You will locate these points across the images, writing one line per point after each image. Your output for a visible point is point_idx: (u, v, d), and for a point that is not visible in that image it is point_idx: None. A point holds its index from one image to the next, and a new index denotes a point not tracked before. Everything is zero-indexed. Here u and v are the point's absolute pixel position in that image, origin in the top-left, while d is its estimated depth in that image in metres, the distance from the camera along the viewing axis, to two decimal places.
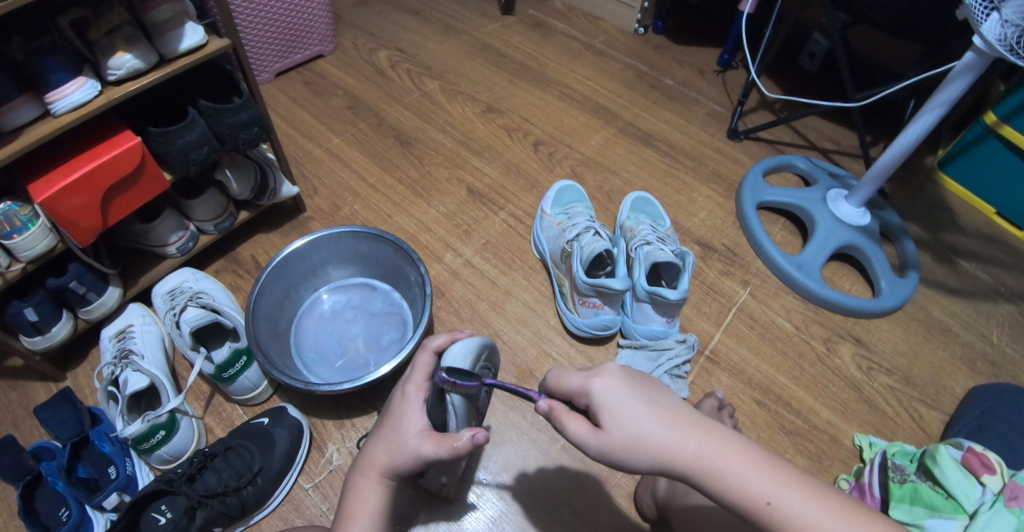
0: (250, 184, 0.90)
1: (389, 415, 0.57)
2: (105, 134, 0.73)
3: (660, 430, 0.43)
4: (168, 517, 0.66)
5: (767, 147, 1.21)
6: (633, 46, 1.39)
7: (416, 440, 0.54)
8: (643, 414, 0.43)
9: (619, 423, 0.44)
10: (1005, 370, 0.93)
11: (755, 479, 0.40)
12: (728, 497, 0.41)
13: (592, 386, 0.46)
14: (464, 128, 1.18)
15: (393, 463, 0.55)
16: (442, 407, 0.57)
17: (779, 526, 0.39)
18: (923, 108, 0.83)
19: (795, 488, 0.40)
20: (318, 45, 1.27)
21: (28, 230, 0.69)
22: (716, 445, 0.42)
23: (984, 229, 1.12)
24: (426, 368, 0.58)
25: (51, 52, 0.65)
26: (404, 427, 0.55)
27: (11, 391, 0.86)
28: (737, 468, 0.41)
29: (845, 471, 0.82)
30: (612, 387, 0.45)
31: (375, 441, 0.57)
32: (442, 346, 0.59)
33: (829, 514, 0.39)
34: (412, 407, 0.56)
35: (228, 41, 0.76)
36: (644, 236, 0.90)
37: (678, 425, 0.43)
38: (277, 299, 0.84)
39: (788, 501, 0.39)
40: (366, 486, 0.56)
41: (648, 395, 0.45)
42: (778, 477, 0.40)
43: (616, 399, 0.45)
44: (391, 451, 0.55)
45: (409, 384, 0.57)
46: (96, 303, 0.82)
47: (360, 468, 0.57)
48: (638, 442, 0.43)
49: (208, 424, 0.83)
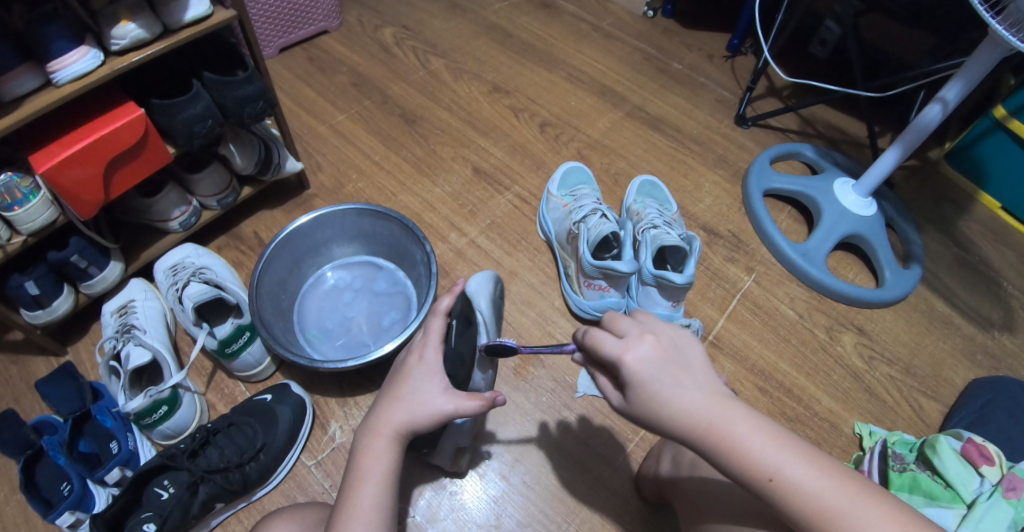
0: (255, 159, 0.88)
1: (405, 375, 0.56)
2: (109, 106, 0.71)
3: (683, 408, 0.44)
4: (171, 492, 0.67)
5: (775, 134, 1.20)
6: (641, 29, 1.37)
7: (440, 399, 0.54)
8: (669, 395, 0.45)
9: (644, 397, 0.45)
10: (1004, 363, 0.94)
11: (763, 456, 0.42)
12: (734, 470, 0.43)
13: (624, 360, 0.46)
14: (470, 107, 1.16)
15: (413, 421, 0.54)
16: (470, 333, 0.61)
17: (782, 498, 0.42)
18: (963, 64, 0.78)
19: (801, 464, 0.42)
20: (323, 20, 1.25)
21: (29, 202, 0.68)
22: (732, 422, 0.44)
23: (989, 222, 1.12)
24: (439, 331, 0.58)
25: (53, 20, 0.63)
26: (428, 385, 0.55)
27: (12, 366, 0.86)
28: (745, 446, 0.43)
29: (845, 459, 0.82)
30: (644, 360, 0.46)
31: (388, 400, 0.56)
32: (451, 307, 0.60)
33: (832, 489, 0.41)
34: (432, 369, 0.56)
35: (234, 12, 0.75)
36: (651, 220, 0.89)
37: (699, 403, 0.44)
38: (281, 276, 0.83)
39: (792, 477, 0.42)
40: (379, 446, 0.54)
41: (675, 373, 0.46)
42: (786, 454, 0.43)
43: (647, 375, 0.46)
44: (412, 409, 0.54)
45: (426, 347, 0.57)
46: (98, 278, 0.81)
47: (370, 427, 0.55)
48: (658, 418, 0.45)
49: (210, 400, 0.83)
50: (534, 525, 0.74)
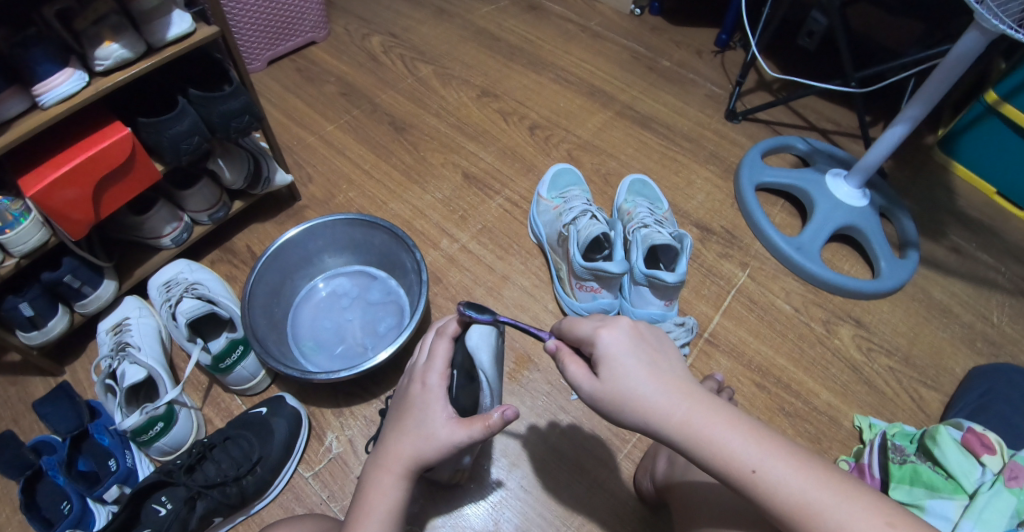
0: (244, 173, 0.89)
1: (410, 407, 0.56)
2: (96, 126, 0.72)
3: (656, 392, 0.46)
4: (168, 508, 0.67)
5: (765, 128, 1.20)
6: (629, 28, 1.37)
7: (445, 429, 0.53)
8: (641, 374, 0.47)
9: (615, 377, 0.47)
10: (1005, 349, 0.93)
11: (741, 449, 0.43)
12: (714, 464, 0.44)
13: (598, 336, 0.49)
14: (459, 113, 1.16)
15: (421, 455, 0.54)
16: (473, 388, 0.58)
17: (760, 492, 0.43)
18: (920, 86, 0.82)
19: (780, 460, 0.43)
20: (310, 31, 1.25)
21: (20, 224, 0.68)
22: (707, 412, 0.45)
23: (985, 209, 1.11)
24: (445, 355, 0.58)
25: (37, 44, 0.63)
26: (432, 417, 0.54)
27: (10, 387, 0.86)
28: (722, 437, 0.44)
29: (845, 452, 0.82)
30: (616, 341, 0.48)
31: (397, 434, 0.55)
32: (459, 331, 0.59)
33: (814, 485, 0.42)
34: (436, 397, 0.55)
35: (217, 28, 0.75)
36: (642, 219, 0.88)
37: (672, 391, 0.46)
38: (273, 288, 0.83)
39: (773, 472, 0.42)
40: (388, 482, 0.55)
41: (649, 356, 0.48)
42: (765, 449, 0.43)
43: (619, 353, 0.48)
44: (418, 444, 0.53)
45: (430, 373, 0.57)
46: (92, 297, 0.81)
47: (380, 461, 0.56)
48: (630, 400, 0.46)
49: (207, 415, 0.83)
50: (534, 530, 0.74)
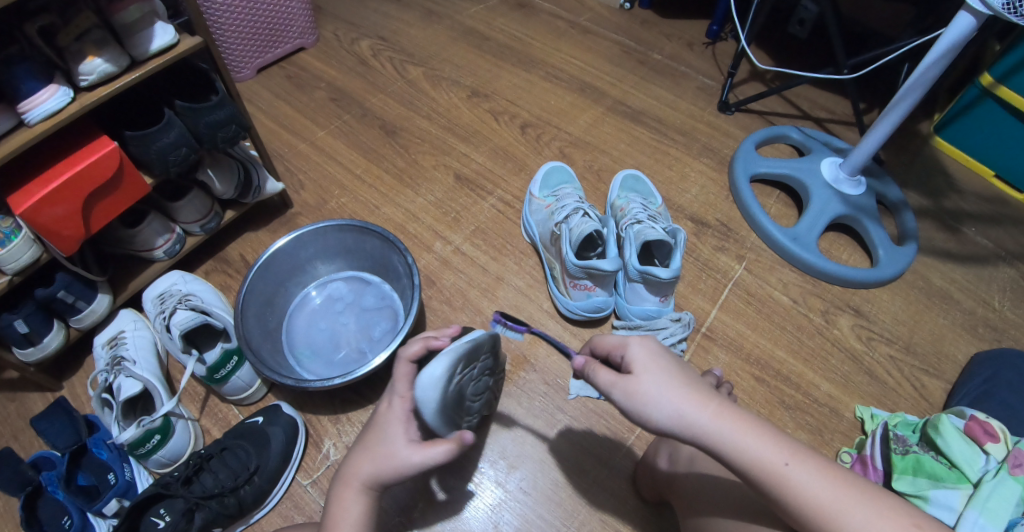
0: (234, 183, 0.88)
1: (376, 425, 0.57)
2: (83, 141, 0.71)
3: (691, 388, 0.48)
4: (167, 520, 0.66)
5: (759, 118, 1.19)
6: (619, 23, 1.36)
7: (404, 451, 0.54)
8: (674, 372, 0.49)
9: (649, 373, 0.49)
10: (1007, 334, 0.92)
11: (774, 444, 0.46)
12: (749, 458, 0.45)
13: (631, 340, 0.52)
14: (450, 114, 1.16)
15: (379, 471, 0.54)
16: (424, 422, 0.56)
17: (793, 487, 0.44)
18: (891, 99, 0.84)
19: (808, 457, 0.46)
20: (299, 38, 1.25)
21: (11, 242, 0.68)
22: (739, 410, 0.47)
23: (984, 192, 1.10)
24: (407, 378, 0.58)
25: (20, 61, 0.63)
26: (395, 436, 0.55)
27: (9, 403, 0.86)
28: (755, 432, 0.46)
29: (846, 444, 0.81)
30: (648, 346, 0.51)
31: (359, 449, 0.56)
32: (417, 354, 0.58)
33: (840, 480, 0.44)
34: (397, 417, 0.56)
35: (201, 38, 0.74)
36: (635, 215, 0.88)
37: (704, 390, 0.48)
38: (266, 297, 0.83)
39: (804, 467, 0.45)
40: (348, 496, 0.54)
41: (678, 361, 0.51)
42: (793, 446, 0.46)
43: (652, 354, 0.51)
44: (377, 461, 0.54)
45: (391, 394, 0.58)
46: (87, 312, 0.81)
47: (341, 476, 0.56)
48: (665, 395, 0.48)
49: (205, 426, 0.82)
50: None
